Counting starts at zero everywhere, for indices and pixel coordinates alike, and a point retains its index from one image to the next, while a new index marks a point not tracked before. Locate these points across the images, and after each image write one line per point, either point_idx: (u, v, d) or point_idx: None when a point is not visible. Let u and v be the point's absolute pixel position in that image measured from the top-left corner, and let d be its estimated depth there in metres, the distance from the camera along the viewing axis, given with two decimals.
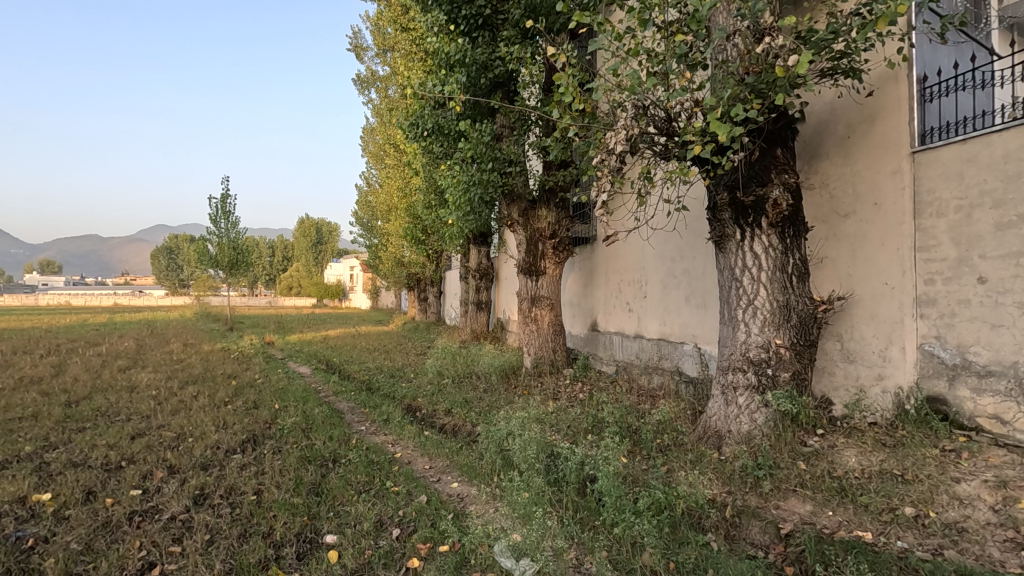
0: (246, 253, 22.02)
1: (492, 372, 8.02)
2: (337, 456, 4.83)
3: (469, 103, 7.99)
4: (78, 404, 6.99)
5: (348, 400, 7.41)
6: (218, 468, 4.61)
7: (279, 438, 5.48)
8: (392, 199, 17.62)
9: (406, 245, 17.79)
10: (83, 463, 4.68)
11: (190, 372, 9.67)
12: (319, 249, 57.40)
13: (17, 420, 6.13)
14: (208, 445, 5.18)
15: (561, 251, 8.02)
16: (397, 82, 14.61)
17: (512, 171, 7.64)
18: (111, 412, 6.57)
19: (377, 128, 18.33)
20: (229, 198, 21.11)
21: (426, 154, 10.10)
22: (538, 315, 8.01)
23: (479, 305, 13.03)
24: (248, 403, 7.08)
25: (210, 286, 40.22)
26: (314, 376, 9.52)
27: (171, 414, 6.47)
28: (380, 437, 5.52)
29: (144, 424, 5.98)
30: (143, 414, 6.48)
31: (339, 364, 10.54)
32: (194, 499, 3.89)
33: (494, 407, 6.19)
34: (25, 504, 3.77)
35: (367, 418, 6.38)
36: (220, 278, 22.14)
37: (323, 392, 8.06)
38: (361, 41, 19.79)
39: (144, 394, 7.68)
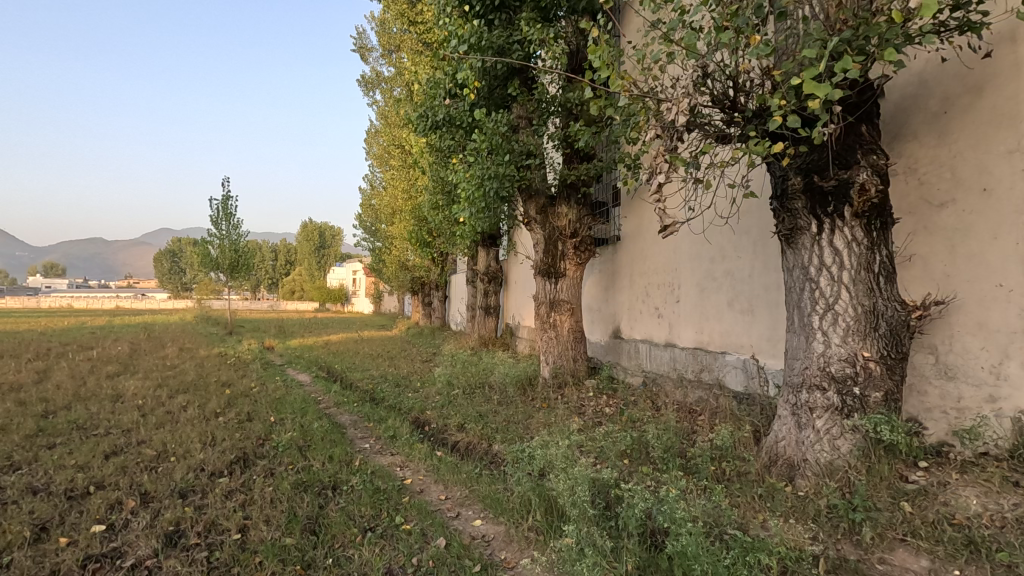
0: (248, 255, 21.45)
1: (507, 382, 7.37)
2: (338, 481, 4.18)
3: (485, 91, 7.43)
4: (56, 416, 6.37)
5: (351, 412, 6.77)
6: (199, 495, 3.97)
7: (273, 458, 4.84)
8: (397, 201, 17.03)
9: (411, 248, 17.17)
10: (44, 489, 4.05)
11: (182, 379, 9.04)
12: (323, 253, 56.90)
13: None
14: (192, 466, 4.55)
15: (582, 252, 7.35)
16: (404, 79, 14.05)
17: (530, 163, 7.02)
18: (89, 425, 5.95)
19: (382, 130, 17.78)
20: (230, 199, 20.59)
21: (436, 151, 9.47)
22: (557, 320, 7.35)
23: (489, 310, 12.38)
24: (242, 415, 6.45)
25: (210, 290, 39.70)
26: (314, 385, 8.87)
27: (155, 428, 5.83)
28: (387, 458, 4.87)
29: (124, 440, 5.35)
30: (124, 427, 5.86)
31: (341, 372, 9.91)
32: (166, 538, 3.25)
33: (514, 423, 5.54)
34: None
35: (371, 434, 5.74)
36: (220, 281, 21.59)
37: (323, 403, 7.41)
38: (366, 42, 19.33)
39: (130, 404, 7.05)
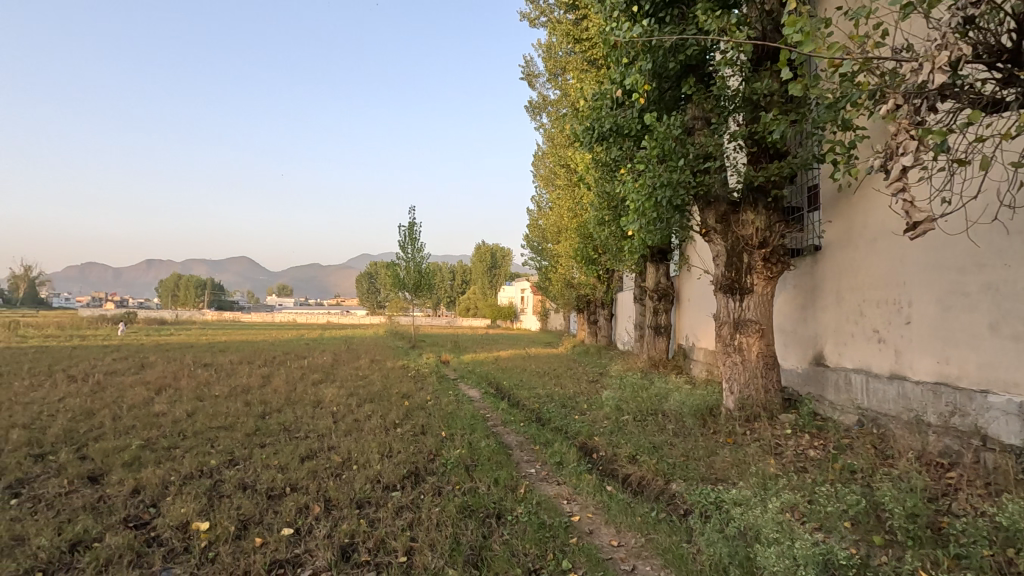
0: (429, 275, 23.32)
1: (683, 411, 6.63)
2: (502, 509, 3.97)
3: (655, 94, 6.90)
4: (271, 417, 7.30)
5: (517, 433, 6.63)
6: (373, 508, 4.08)
7: (441, 476, 4.84)
8: (562, 220, 17.05)
9: (576, 266, 17.01)
10: (251, 486, 4.52)
11: (370, 389, 9.90)
12: (494, 273, 59.97)
13: (217, 429, 6.48)
14: (369, 477, 4.73)
15: (774, 264, 6.33)
16: (569, 98, 14.05)
17: (709, 167, 6.29)
18: (293, 428, 6.68)
19: (548, 152, 18.06)
20: (414, 225, 22.65)
21: (604, 165, 9.09)
22: (744, 343, 6.42)
23: (659, 330, 11.58)
24: (416, 428, 6.70)
25: (398, 308, 44.27)
26: (483, 402, 9.01)
27: (343, 435, 6.31)
28: (553, 488, 4.54)
29: (318, 444, 5.86)
30: (319, 432, 6.45)
31: (509, 389, 9.98)
32: (340, 551, 3.33)
33: (693, 459, 4.85)
34: (185, 532, 3.61)
35: (537, 458, 5.50)
36: (406, 299, 23.79)
37: (491, 421, 7.42)
38: (533, 69, 19.97)
39: (326, 411, 7.82)
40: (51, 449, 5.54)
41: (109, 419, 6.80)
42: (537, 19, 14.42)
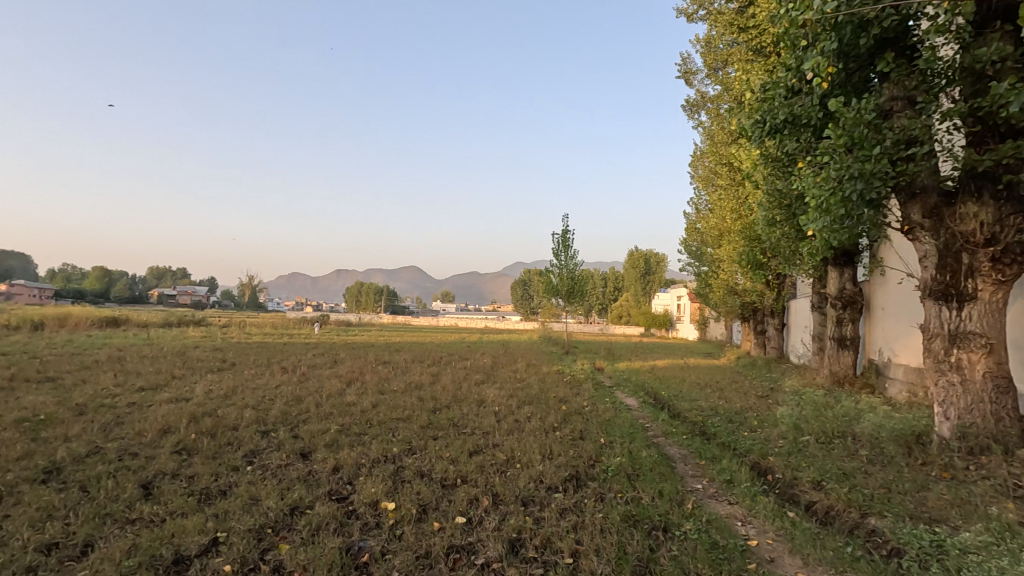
0: (582, 282, 23.38)
1: (881, 436, 5.76)
2: (669, 523, 3.80)
3: (841, 77, 6.14)
4: (441, 413, 7.90)
5: (680, 445, 6.32)
6: (537, 507, 4.18)
7: (603, 482, 4.80)
8: (724, 222, 15.96)
9: (741, 271, 15.79)
10: (427, 474, 4.93)
11: (528, 391, 10.21)
12: (648, 279, 58.20)
13: (397, 420, 7.20)
14: (532, 476, 4.87)
15: (1007, 266, 5.15)
16: (733, 92, 13.13)
17: (913, 154, 5.39)
18: (461, 424, 7.15)
19: (708, 150, 17.07)
20: (568, 232, 22.91)
21: (776, 160, 8.29)
22: (964, 360, 5.38)
23: (845, 342, 10.22)
24: (575, 432, 6.75)
25: (552, 314, 45.07)
26: (641, 410, 8.77)
27: (506, 434, 6.59)
28: (725, 507, 4.24)
29: (483, 441, 6.20)
30: (484, 429, 6.82)
31: (668, 399, 9.58)
32: (509, 545, 3.46)
33: (898, 493, 4.18)
34: (376, 509, 4.06)
35: (704, 473, 5.19)
36: (560, 306, 24.12)
37: (651, 431, 7.17)
38: (691, 65, 19.07)
39: (489, 410, 8.24)
40: (272, 427, 6.62)
41: (312, 406, 7.93)
42: (695, 13, 13.77)
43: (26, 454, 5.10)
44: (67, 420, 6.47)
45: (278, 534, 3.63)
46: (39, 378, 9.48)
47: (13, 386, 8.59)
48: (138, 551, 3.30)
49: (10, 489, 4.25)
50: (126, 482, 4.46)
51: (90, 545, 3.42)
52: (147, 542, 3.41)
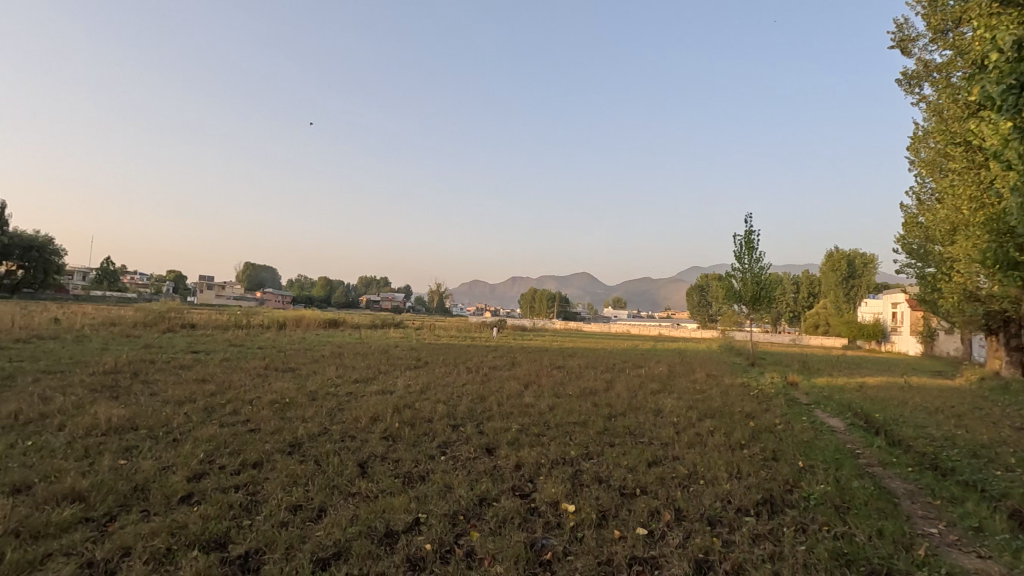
0: (771, 287, 21.10)
1: None
2: (892, 568, 3.24)
3: None
4: (617, 420, 7.80)
5: (904, 479, 5.34)
6: (726, 529, 3.89)
7: (803, 511, 4.28)
8: (959, 213, 13.19)
9: (985, 272, 12.88)
10: (606, 481, 4.90)
11: (710, 404, 9.56)
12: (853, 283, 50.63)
13: (573, 424, 7.28)
14: (719, 495, 4.53)
15: None
16: (970, 54, 10.82)
17: None
18: (638, 433, 6.97)
19: (934, 129, 14.30)
20: (752, 233, 20.88)
21: None
22: None
23: None
24: (767, 452, 6.12)
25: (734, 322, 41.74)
26: (849, 433, 7.64)
27: (687, 447, 6.25)
28: (972, 560, 3.47)
29: (663, 452, 5.95)
30: (663, 440, 6.55)
31: (885, 422, 8.19)
32: (697, 565, 3.28)
33: None
34: (557, 509, 4.16)
35: (939, 515, 4.32)
36: (744, 312, 22.20)
37: (863, 458, 6.17)
38: (909, 31, 16.22)
39: (668, 420, 7.89)
40: (461, 422, 7.19)
41: (495, 405, 8.42)
42: None
43: (278, 429, 6.27)
44: (304, 404, 7.81)
45: (469, 521, 3.93)
46: (285, 369, 11.60)
47: (267, 374, 10.65)
48: (358, 520, 3.84)
49: (268, 456, 5.27)
50: (348, 459, 5.21)
51: (324, 510, 4.07)
52: (365, 513, 3.94)
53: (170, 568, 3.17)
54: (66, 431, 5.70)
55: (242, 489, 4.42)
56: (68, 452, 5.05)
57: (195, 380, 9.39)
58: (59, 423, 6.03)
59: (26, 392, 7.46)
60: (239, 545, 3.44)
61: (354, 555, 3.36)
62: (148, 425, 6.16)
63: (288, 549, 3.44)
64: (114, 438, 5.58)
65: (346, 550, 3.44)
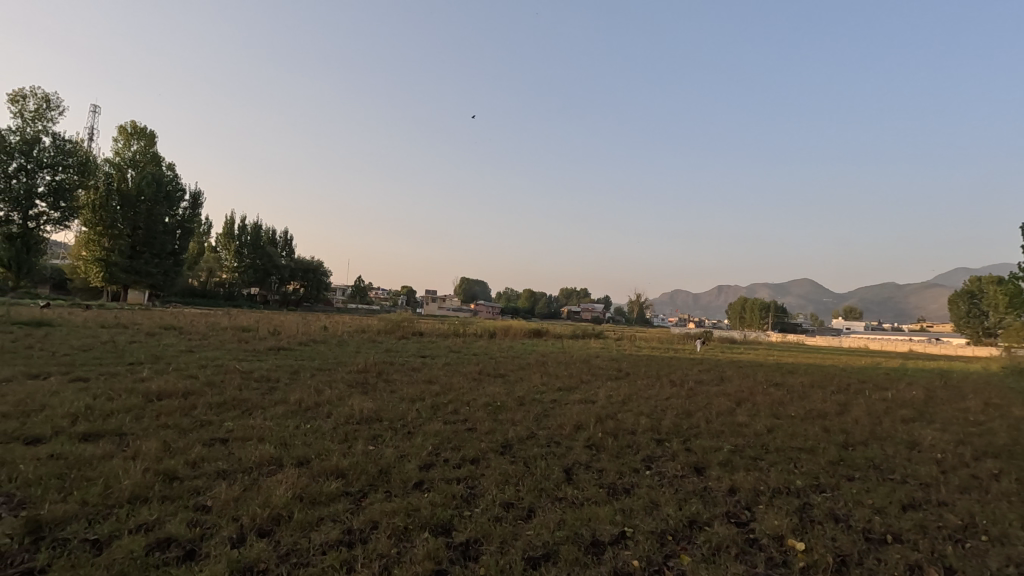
0: None
1: None
2: None
3: None
4: (855, 449, 6.65)
5: None
6: None
7: None
8: None
9: None
10: (844, 520, 4.20)
11: (992, 440, 7.56)
12: None
13: (799, 450, 6.43)
14: (1012, 558, 3.53)
15: None
16: None
17: None
18: (885, 467, 5.84)
19: None
20: None
21: None
22: None
23: None
24: None
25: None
26: None
27: (960, 492, 5.02)
28: None
29: (922, 494, 4.88)
30: (922, 480, 5.38)
31: None
32: None
33: None
34: (782, 544, 3.70)
35: None
36: None
37: None
38: None
39: (928, 455, 6.46)
40: (666, 437, 6.89)
41: (703, 421, 7.89)
42: None
43: (491, 430, 6.78)
44: (513, 408, 8.32)
45: (679, 543, 3.72)
46: (496, 374, 12.54)
47: (481, 379, 11.64)
48: (565, 525, 3.92)
49: (484, 454, 5.72)
50: (554, 464, 5.39)
51: (533, 510, 4.26)
52: (572, 519, 4.00)
53: (408, 544, 3.63)
54: (332, 418, 6.98)
55: (462, 482, 4.87)
56: (333, 435, 6.17)
57: (424, 381, 10.72)
58: (328, 411, 7.41)
59: (306, 385, 9.35)
60: (461, 533, 3.79)
61: (562, 559, 3.43)
62: (390, 417, 7.21)
63: (502, 543, 3.67)
64: (365, 427, 6.66)
65: (555, 552, 3.53)
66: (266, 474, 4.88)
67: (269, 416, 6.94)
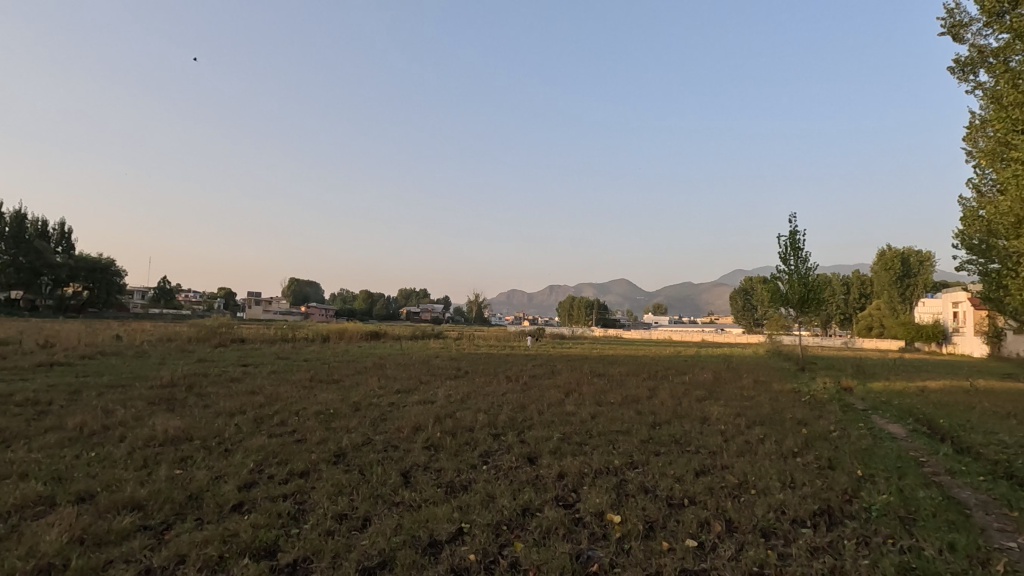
0: (821, 290, 19.96)
1: None
2: None
3: None
4: (661, 428, 7.62)
5: (975, 489, 5.00)
6: (782, 541, 3.75)
7: (865, 523, 4.05)
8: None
9: None
10: (652, 491, 4.77)
11: (759, 411, 9.25)
12: (908, 284, 48.79)
13: (617, 433, 7.15)
14: (771, 505, 4.35)
15: None
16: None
17: None
18: (683, 441, 6.78)
19: (988, 120, 13.39)
20: (798, 233, 19.83)
21: None
22: None
23: None
24: (823, 460, 5.84)
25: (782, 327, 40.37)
26: (913, 441, 7.16)
27: (737, 456, 6.04)
28: None
29: (710, 461, 5.77)
30: (710, 449, 6.35)
31: (952, 430, 7.64)
32: None
33: None
34: (602, 519, 4.08)
35: (1018, 528, 4.05)
36: (791, 316, 21.40)
37: (929, 466, 5.83)
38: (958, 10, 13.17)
39: (715, 428, 7.65)
40: (502, 431, 7.16)
41: (536, 414, 8.35)
42: None
43: (324, 439, 6.39)
44: (348, 415, 7.94)
45: (512, 531, 3.89)
46: (330, 380, 11.87)
47: (313, 386, 10.91)
48: (402, 529, 3.86)
49: (314, 466, 5.37)
50: (391, 469, 5.26)
51: (368, 519, 4.11)
52: (409, 523, 3.95)
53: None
54: (126, 443, 5.96)
55: (290, 498, 4.52)
56: (127, 462, 5.28)
57: (245, 393, 9.68)
58: (121, 435, 6.31)
59: (90, 405, 7.85)
60: (288, 554, 3.50)
61: (399, 564, 3.37)
62: (202, 436, 6.39)
63: (335, 558, 3.48)
64: (170, 449, 5.81)
65: (391, 559, 3.45)
66: (31, 518, 3.99)
67: (37, 447, 5.68)
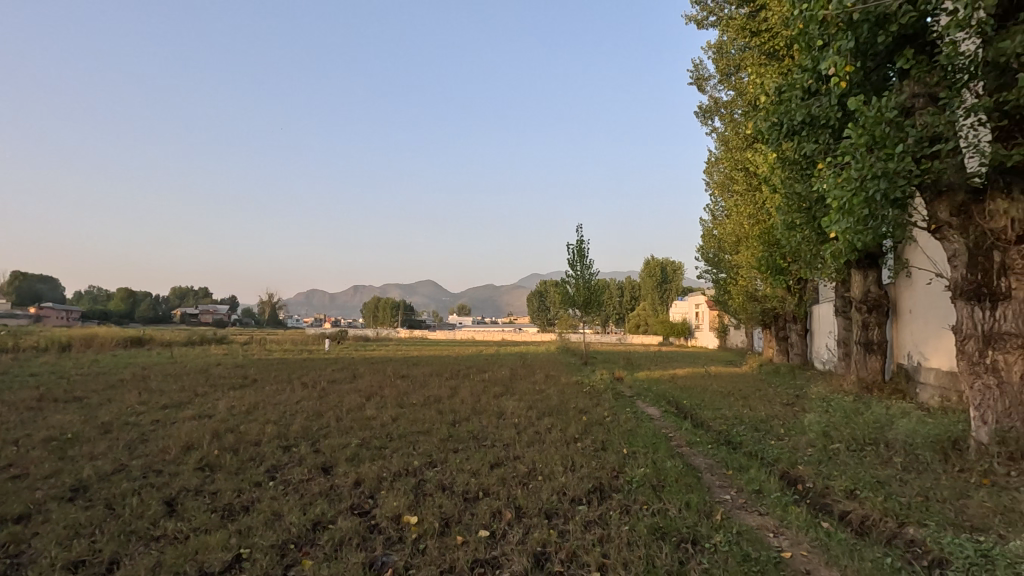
0: (600, 294, 22.70)
1: (914, 445, 5.72)
2: (697, 535, 3.79)
3: (858, 77, 6.37)
4: (460, 425, 7.85)
5: (705, 455, 6.20)
6: (562, 519, 4.16)
7: (627, 494, 4.71)
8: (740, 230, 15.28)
9: (758, 276, 15.26)
10: (449, 487, 4.89)
11: (548, 403, 10.14)
12: (665, 289, 58.31)
13: (417, 433, 7.17)
14: (554, 487, 4.80)
15: None
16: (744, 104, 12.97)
17: (938, 151, 5.25)
18: (481, 436, 7.10)
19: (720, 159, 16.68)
20: (583, 242, 22.24)
21: (793, 163, 7.91)
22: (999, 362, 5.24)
23: (870, 347, 10.12)
24: (597, 443, 6.65)
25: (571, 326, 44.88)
26: (664, 420, 8.57)
27: (528, 446, 6.54)
28: (754, 518, 4.23)
29: (504, 453, 6.14)
30: (505, 441, 6.76)
31: (691, 409, 9.36)
32: (535, 558, 3.50)
33: (933, 505, 4.16)
34: (398, 522, 4.04)
35: (731, 483, 5.12)
36: (577, 316, 23.93)
37: (674, 441, 7.04)
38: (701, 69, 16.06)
39: (509, 421, 8.16)
40: (293, 442, 6.62)
41: (333, 420, 7.92)
42: (703, 21, 14.13)
43: (55, 472, 5.17)
44: (93, 439, 6.55)
45: (301, 549, 3.63)
46: (68, 398, 9.65)
47: (42, 407, 8.75)
48: (162, 568, 3.32)
49: (39, 506, 4.31)
50: (150, 498, 4.49)
51: (117, 562, 3.44)
52: (173, 558, 3.42)
53: None
54: None
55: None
56: None
57: None
58: None
59: None
60: None
61: None
62: None
63: None
64: None
65: None
66: None
67: None
